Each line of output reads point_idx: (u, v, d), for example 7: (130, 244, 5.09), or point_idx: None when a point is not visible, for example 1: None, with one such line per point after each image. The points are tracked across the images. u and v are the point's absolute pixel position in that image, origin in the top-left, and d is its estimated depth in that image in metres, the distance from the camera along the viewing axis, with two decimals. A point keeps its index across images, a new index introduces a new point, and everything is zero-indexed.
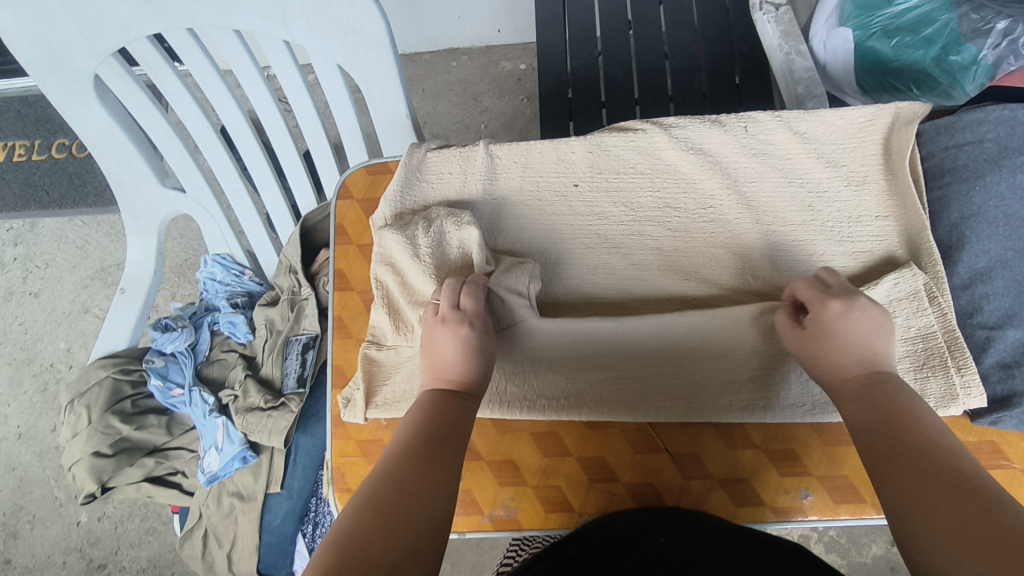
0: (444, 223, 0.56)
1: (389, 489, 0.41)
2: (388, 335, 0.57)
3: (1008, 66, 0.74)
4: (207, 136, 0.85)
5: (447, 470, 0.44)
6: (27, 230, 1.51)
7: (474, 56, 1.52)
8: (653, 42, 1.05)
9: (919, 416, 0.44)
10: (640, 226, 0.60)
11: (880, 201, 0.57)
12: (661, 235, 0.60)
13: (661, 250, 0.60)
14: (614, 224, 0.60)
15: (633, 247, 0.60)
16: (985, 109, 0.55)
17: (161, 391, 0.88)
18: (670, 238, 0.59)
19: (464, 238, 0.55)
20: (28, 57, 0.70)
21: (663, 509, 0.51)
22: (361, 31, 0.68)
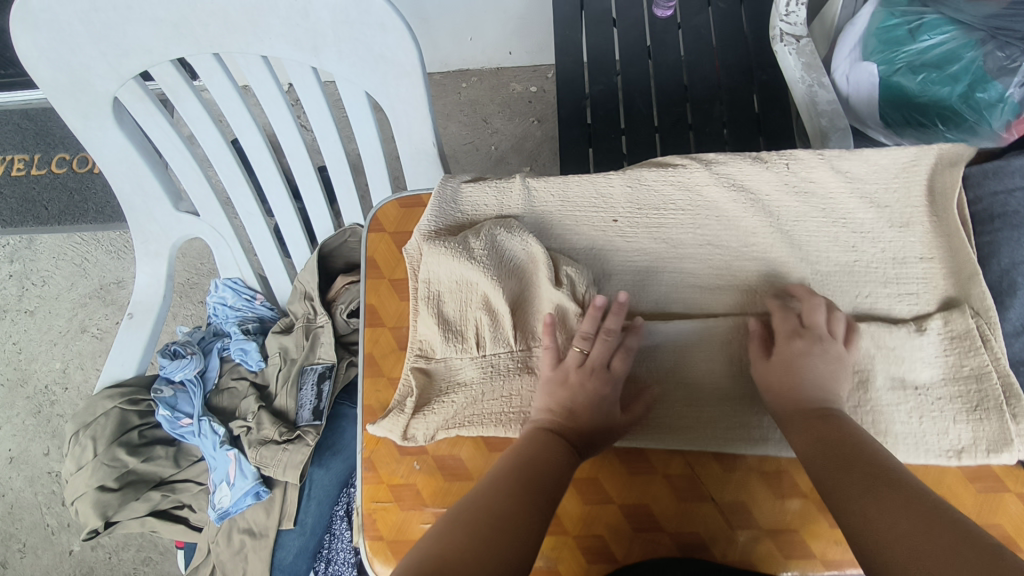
0: (496, 231, 0.57)
1: (494, 509, 0.42)
2: (439, 347, 0.55)
3: None
4: (225, 159, 0.83)
5: (541, 515, 0.44)
6: (24, 246, 1.47)
7: (485, 77, 1.51)
8: (672, 69, 1.05)
9: (861, 442, 0.45)
10: (682, 264, 0.58)
11: (925, 243, 0.56)
12: (703, 273, 0.58)
13: (703, 288, 0.58)
14: (654, 260, 0.59)
15: (675, 284, 0.58)
16: None
17: (169, 421, 0.85)
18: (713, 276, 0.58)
19: (523, 248, 0.56)
20: (48, 78, 0.68)
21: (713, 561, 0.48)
22: (394, 60, 0.67)
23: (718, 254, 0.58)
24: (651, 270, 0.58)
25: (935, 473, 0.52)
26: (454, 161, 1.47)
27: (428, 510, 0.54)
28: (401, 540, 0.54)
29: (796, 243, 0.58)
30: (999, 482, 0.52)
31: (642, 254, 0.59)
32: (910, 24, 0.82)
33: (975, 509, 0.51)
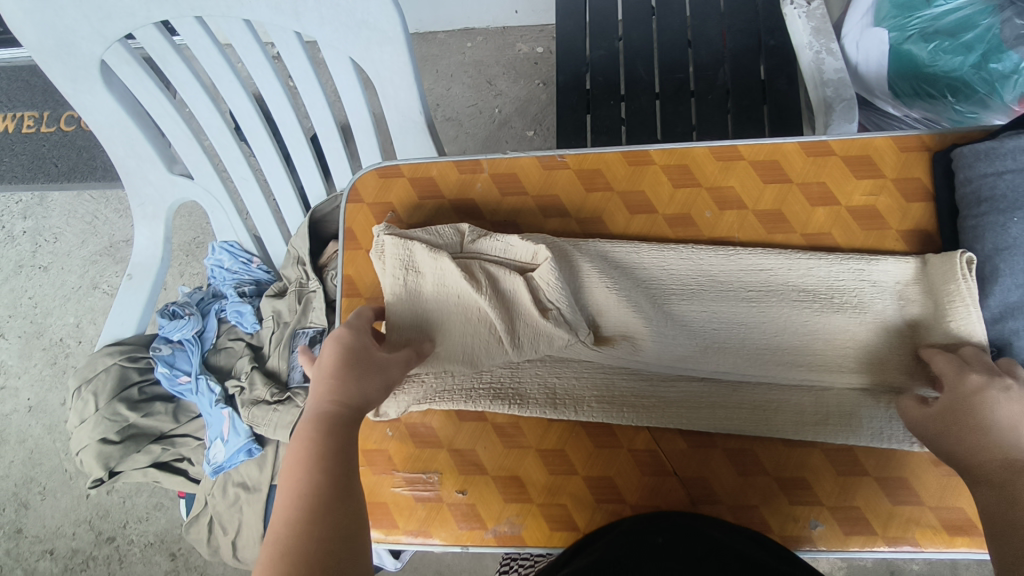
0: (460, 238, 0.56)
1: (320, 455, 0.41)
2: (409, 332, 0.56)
3: None
4: (216, 126, 0.83)
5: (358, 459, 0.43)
6: (37, 203, 1.50)
7: (490, 37, 1.47)
8: (677, 31, 1.01)
9: None
10: (643, 274, 0.57)
11: (912, 225, 0.56)
12: (668, 279, 0.56)
13: (671, 295, 0.56)
14: (629, 258, 0.57)
15: (640, 294, 0.56)
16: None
17: (168, 378, 0.88)
18: (680, 277, 0.56)
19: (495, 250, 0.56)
20: (34, 41, 0.69)
21: (662, 517, 0.50)
22: (375, 25, 0.66)
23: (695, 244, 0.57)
24: (617, 276, 0.56)
25: (901, 454, 0.52)
26: (456, 124, 1.45)
27: (399, 475, 0.57)
28: (371, 502, 0.57)
29: (771, 229, 0.57)
30: None
31: (610, 258, 0.57)
32: None
33: (937, 492, 0.51)
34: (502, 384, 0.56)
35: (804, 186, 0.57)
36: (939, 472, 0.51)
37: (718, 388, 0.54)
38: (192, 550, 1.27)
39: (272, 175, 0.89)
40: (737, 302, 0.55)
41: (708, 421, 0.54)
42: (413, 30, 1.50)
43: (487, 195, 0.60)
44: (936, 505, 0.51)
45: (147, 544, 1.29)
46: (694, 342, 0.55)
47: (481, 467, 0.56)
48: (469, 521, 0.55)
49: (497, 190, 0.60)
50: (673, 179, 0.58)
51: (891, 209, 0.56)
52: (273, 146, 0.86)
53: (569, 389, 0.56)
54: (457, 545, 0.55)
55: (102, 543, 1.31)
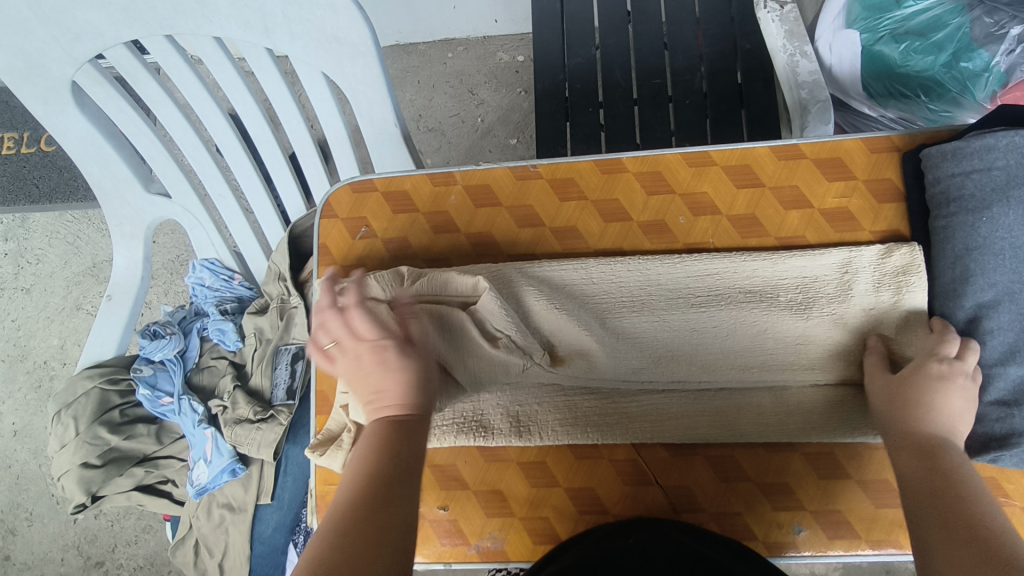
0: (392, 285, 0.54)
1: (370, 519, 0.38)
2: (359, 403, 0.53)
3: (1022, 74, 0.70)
4: (191, 143, 0.82)
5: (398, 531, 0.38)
6: (18, 225, 1.49)
7: (471, 46, 1.48)
8: (653, 37, 1.02)
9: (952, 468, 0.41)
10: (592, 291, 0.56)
11: (886, 225, 0.56)
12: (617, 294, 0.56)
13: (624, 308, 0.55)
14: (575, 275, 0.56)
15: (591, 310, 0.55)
16: (995, 134, 0.50)
17: (150, 400, 0.87)
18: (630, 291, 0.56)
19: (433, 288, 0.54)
20: (3, 65, 0.68)
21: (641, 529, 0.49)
22: (346, 40, 0.66)
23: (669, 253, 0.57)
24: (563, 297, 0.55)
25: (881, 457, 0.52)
26: (439, 134, 1.45)
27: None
28: None
29: (745, 234, 0.57)
30: None
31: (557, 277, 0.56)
32: None
33: None
34: (464, 415, 0.54)
35: (777, 189, 0.57)
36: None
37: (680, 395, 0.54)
38: (182, 572, 1.26)
39: (250, 192, 0.88)
40: (697, 313, 0.54)
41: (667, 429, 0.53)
42: (393, 42, 1.50)
43: (461, 207, 0.60)
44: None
45: (137, 568, 1.27)
46: (650, 354, 0.54)
47: (463, 482, 0.56)
48: (452, 537, 0.54)
49: (472, 203, 0.60)
50: (646, 185, 0.58)
51: (863, 211, 0.56)
52: (250, 162, 0.85)
53: (532, 414, 0.55)
54: (440, 562, 0.54)
55: (91, 568, 1.29)
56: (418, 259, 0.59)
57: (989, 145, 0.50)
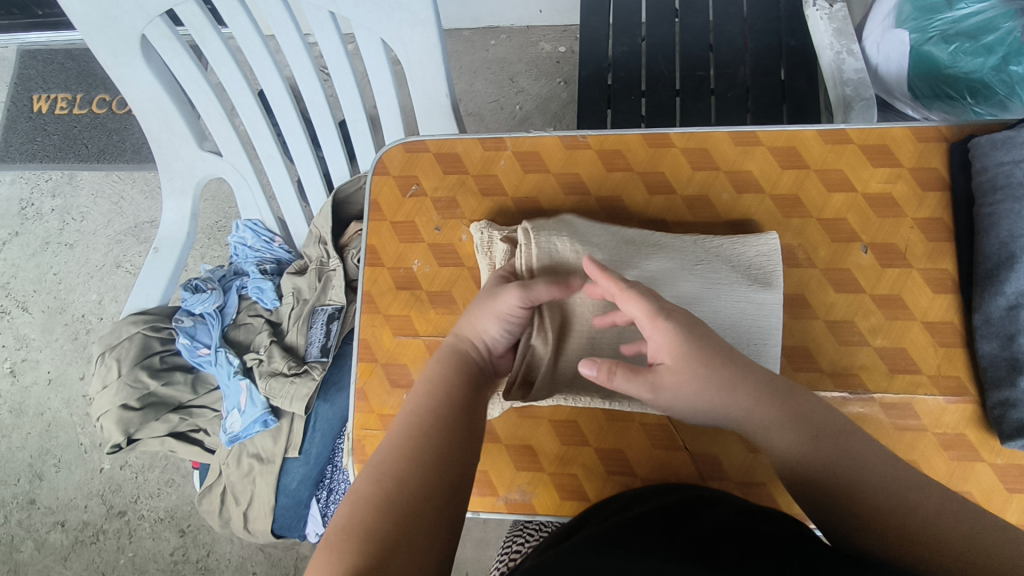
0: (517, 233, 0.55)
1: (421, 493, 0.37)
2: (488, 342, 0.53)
3: None
4: (246, 102, 0.85)
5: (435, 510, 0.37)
6: (66, 182, 1.54)
7: (514, 35, 1.50)
8: (700, 31, 1.03)
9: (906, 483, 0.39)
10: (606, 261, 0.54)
11: (929, 214, 0.56)
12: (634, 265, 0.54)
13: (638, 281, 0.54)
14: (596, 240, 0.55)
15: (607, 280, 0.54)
16: None
17: (188, 349, 0.90)
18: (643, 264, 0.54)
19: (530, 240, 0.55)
20: (79, 14, 0.72)
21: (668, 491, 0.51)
22: (408, 7, 0.68)
23: (710, 227, 0.59)
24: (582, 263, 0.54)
25: (911, 439, 0.52)
26: (477, 118, 1.47)
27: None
28: None
29: (788, 213, 0.58)
30: (973, 451, 0.52)
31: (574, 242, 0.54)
32: None
33: (946, 476, 0.52)
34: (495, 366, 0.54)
35: (822, 172, 0.58)
36: (948, 457, 0.52)
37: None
38: (201, 528, 1.29)
39: (298, 155, 0.91)
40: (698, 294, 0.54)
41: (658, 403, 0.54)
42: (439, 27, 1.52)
43: (510, 172, 0.62)
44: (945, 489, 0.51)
45: (157, 520, 1.31)
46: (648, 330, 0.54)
47: (495, 436, 0.57)
48: (482, 487, 0.56)
49: (521, 168, 0.62)
50: (692, 160, 0.60)
51: (907, 198, 0.57)
52: (301, 126, 0.88)
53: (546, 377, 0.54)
54: (470, 510, 0.56)
55: (113, 517, 1.33)
56: (465, 219, 0.61)
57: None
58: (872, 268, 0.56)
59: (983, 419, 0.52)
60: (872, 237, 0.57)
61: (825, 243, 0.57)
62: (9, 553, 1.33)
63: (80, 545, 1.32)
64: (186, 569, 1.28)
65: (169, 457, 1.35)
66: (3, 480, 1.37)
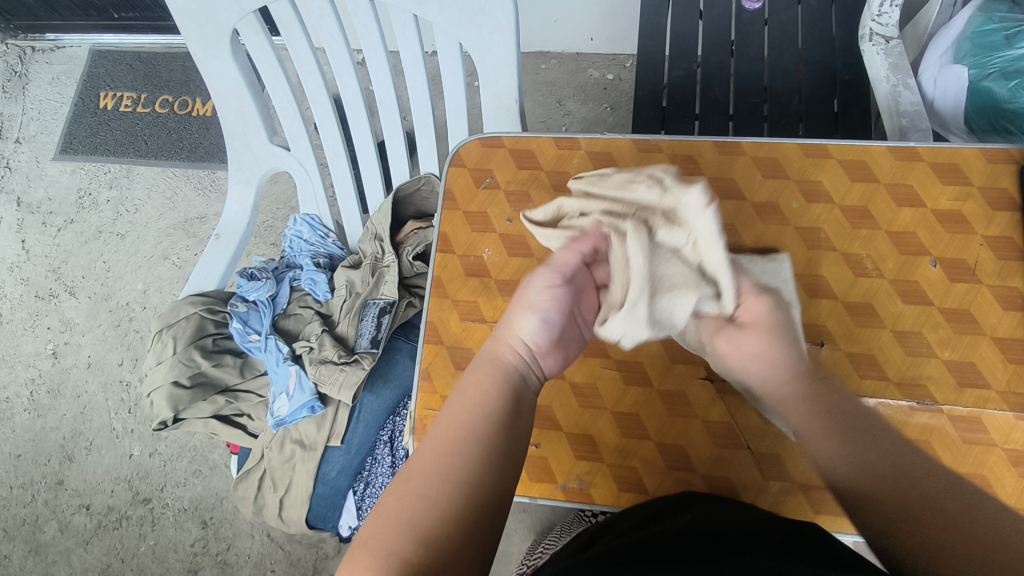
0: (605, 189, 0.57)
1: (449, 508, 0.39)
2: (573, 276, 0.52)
3: None
4: (321, 99, 0.89)
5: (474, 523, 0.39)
6: (123, 175, 1.60)
7: (564, 61, 1.55)
8: (754, 61, 1.06)
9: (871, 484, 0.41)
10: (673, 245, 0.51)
11: (1000, 232, 0.57)
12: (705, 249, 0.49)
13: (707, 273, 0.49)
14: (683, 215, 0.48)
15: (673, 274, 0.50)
16: None
17: (240, 333, 0.91)
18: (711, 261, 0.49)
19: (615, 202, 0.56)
20: (180, 6, 0.77)
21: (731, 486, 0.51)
22: (490, 14, 0.71)
23: (778, 232, 0.60)
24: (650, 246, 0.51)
25: (979, 453, 0.52)
26: None
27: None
28: None
29: (857, 223, 0.59)
30: None
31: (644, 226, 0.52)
32: (1007, 30, 0.82)
33: (1015, 492, 0.51)
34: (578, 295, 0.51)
35: (891, 187, 0.59)
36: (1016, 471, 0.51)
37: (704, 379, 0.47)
38: (223, 521, 1.29)
39: (362, 154, 0.94)
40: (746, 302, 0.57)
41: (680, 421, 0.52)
42: None
43: (582, 170, 0.64)
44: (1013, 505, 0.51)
45: (181, 510, 1.31)
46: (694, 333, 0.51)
47: (556, 423, 0.58)
48: (541, 473, 0.57)
49: (594, 168, 0.64)
50: (763, 168, 0.61)
51: (976, 215, 0.58)
52: (369, 126, 0.91)
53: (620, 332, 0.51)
54: (527, 495, 0.56)
55: (137, 504, 1.33)
56: (536, 212, 0.63)
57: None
58: (940, 281, 0.56)
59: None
60: (942, 252, 0.57)
61: (894, 254, 0.58)
62: (32, 532, 1.34)
63: (103, 530, 1.32)
64: (205, 562, 1.27)
65: (198, 447, 1.36)
66: (34, 459, 1.39)
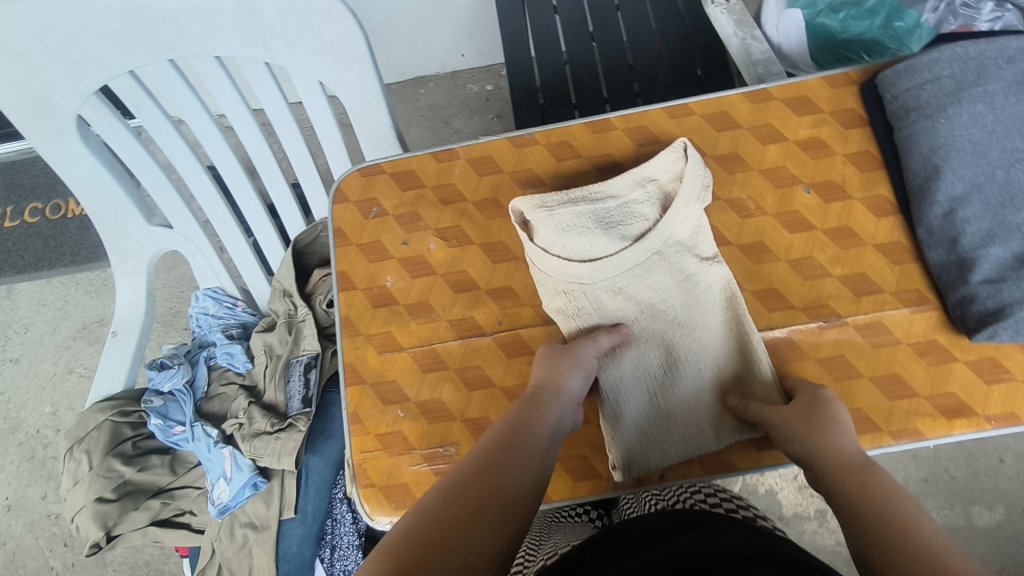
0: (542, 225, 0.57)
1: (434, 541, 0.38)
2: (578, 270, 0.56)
3: (950, 25, 0.79)
4: (192, 168, 0.85)
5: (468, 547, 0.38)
6: (4, 297, 1.48)
7: (441, 81, 1.57)
8: (615, 44, 1.10)
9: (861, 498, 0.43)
10: (667, 257, 0.56)
11: (857, 148, 0.61)
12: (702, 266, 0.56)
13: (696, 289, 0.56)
14: (676, 238, 0.56)
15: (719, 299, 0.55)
16: (938, 49, 0.57)
17: (162, 430, 0.85)
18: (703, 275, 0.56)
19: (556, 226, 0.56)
20: (9, 103, 0.72)
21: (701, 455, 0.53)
22: (342, 47, 0.70)
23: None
24: (636, 258, 0.55)
25: (888, 354, 0.55)
26: None
27: (416, 452, 0.56)
28: (391, 484, 0.55)
29: (732, 169, 0.61)
30: (947, 354, 0.54)
31: (626, 235, 0.56)
32: None
33: (927, 381, 0.53)
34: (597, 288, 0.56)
35: (753, 129, 0.62)
36: (926, 361, 0.54)
37: (708, 386, 0.54)
38: None
39: (250, 214, 0.91)
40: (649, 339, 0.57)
41: (643, 443, 0.54)
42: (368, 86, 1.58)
43: (466, 178, 0.64)
44: (932, 395, 0.53)
45: None
46: (689, 339, 0.55)
47: None
48: None
49: (478, 173, 0.64)
50: (635, 139, 0.63)
51: (833, 138, 0.61)
52: (250, 184, 0.88)
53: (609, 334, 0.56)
54: None
55: None
56: (430, 229, 0.62)
57: (932, 58, 0.56)
58: (817, 205, 0.59)
59: (949, 324, 0.55)
60: (812, 178, 0.60)
61: (772, 189, 0.60)
62: None
63: None
64: None
65: (152, 562, 1.26)
66: None
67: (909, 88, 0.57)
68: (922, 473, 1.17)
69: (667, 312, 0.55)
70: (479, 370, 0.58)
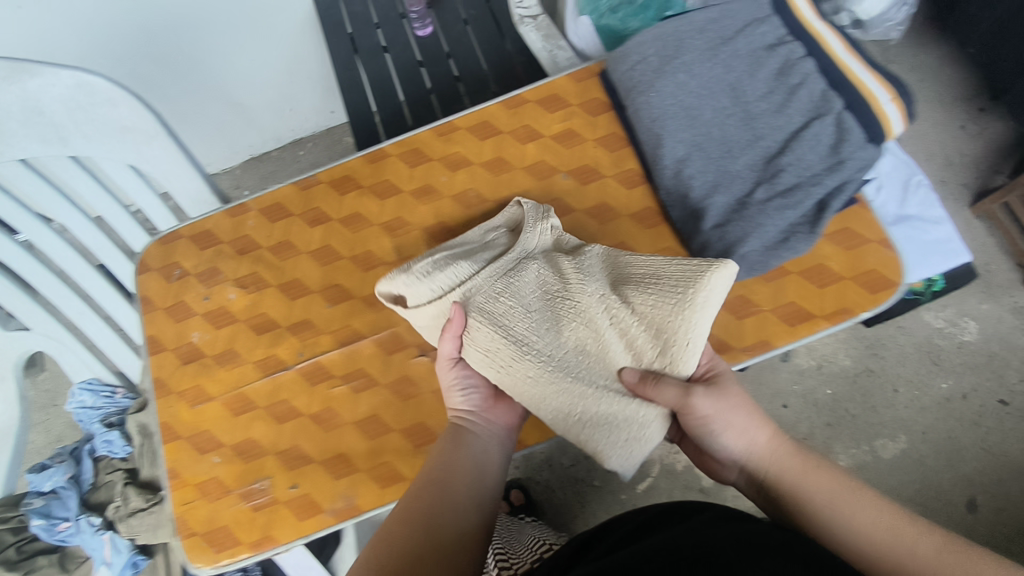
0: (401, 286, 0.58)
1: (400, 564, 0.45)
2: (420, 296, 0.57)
3: None
4: (33, 268, 0.87)
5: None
6: None
7: (318, 140, 1.65)
8: (447, 76, 1.16)
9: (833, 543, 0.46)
10: (524, 260, 0.56)
11: (604, 131, 0.66)
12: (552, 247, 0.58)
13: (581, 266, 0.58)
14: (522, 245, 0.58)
15: (594, 259, 0.57)
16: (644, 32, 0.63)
17: (45, 529, 0.85)
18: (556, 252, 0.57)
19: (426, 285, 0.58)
20: None
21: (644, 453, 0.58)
22: (136, 128, 0.74)
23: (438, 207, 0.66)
24: (500, 267, 0.57)
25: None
26: None
27: (233, 493, 0.58)
28: (211, 530, 0.57)
29: (497, 171, 0.66)
30: None
31: (476, 261, 0.57)
32: None
33: None
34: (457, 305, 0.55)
35: (512, 132, 0.68)
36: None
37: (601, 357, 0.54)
38: None
39: (105, 301, 0.93)
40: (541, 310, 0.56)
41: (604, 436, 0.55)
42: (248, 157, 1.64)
43: (259, 227, 0.67)
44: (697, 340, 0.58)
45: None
46: (553, 323, 0.54)
47: (308, 458, 0.59)
48: (306, 510, 0.56)
49: (269, 220, 0.68)
50: (409, 161, 0.68)
51: (583, 126, 0.67)
52: (97, 272, 0.90)
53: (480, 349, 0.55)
54: (301, 537, 0.56)
55: None
56: (228, 280, 0.65)
57: (640, 41, 0.61)
58: (575, 188, 0.64)
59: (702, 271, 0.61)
60: (568, 166, 0.65)
61: (517, 188, 0.64)
62: None
63: None
64: None
65: None
66: None
67: (627, 70, 0.63)
68: (826, 419, 1.24)
69: (534, 301, 0.55)
70: (287, 402, 0.60)
